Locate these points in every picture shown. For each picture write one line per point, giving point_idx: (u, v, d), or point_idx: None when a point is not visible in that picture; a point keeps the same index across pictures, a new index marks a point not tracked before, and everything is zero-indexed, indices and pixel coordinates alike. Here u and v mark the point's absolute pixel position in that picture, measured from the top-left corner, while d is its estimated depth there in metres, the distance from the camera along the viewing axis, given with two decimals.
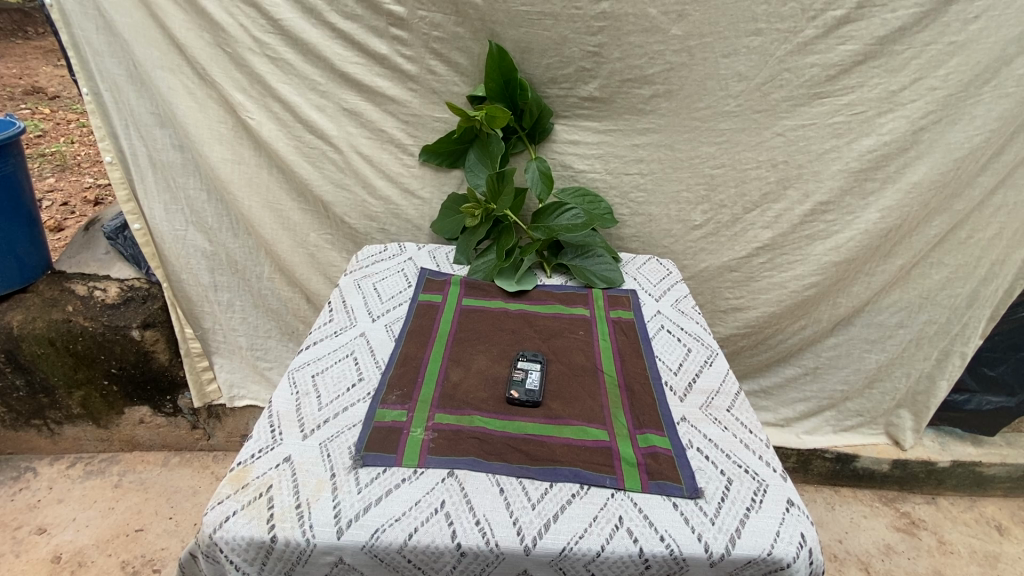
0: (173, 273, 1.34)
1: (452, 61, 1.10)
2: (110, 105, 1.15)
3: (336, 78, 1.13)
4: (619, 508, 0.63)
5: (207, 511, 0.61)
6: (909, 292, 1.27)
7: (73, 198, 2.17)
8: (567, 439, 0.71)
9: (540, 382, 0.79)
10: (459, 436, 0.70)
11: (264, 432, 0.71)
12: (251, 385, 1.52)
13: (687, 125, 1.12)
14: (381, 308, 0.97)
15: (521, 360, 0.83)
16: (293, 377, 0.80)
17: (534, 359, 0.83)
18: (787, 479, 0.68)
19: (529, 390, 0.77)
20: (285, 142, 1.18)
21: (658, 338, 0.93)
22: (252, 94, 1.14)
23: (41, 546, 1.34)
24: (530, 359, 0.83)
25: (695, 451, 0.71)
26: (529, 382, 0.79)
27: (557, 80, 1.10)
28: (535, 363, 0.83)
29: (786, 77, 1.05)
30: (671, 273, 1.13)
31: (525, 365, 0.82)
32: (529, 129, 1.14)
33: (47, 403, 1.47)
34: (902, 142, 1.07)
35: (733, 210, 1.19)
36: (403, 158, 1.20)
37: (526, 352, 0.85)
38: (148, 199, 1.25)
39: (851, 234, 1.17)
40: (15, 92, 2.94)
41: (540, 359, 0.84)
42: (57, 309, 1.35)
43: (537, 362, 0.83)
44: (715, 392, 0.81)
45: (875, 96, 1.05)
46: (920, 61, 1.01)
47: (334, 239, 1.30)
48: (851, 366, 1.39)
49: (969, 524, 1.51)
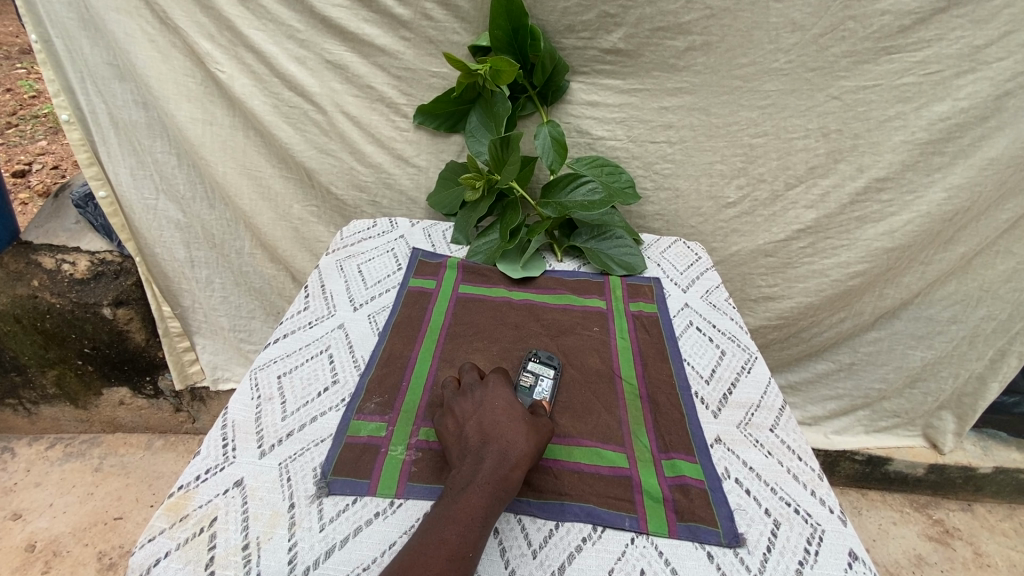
0: (145, 247, 1.21)
1: (450, 4, 0.93)
2: (63, 54, 1.01)
3: (317, 24, 0.97)
4: (640, 558, 0.51)
5: (134, 552, 0.49)
6: (967, 284, 1.12)
7: (63, 162, 2.06)
8: (577, 465, 0.59)
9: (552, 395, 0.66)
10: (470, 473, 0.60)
11: (214, 447, 0.59)
12: (236, 367, 1.42)
13: (725, 85, 0.95)
14: (365, 295, 0.84)
15: (532, 362, 0.70)
16: (255, 378, 0.68)
17: (547, 363, 0.70)
18: (848, 523, 0.55)
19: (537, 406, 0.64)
20: (261, 99, 1.03)
21: (686, 337, 0.79)
22: (221, 42, 0.99)
23: (14, 532, 1.27)
24: (541, 361, 0.70)
25: (733, 484, 0.58)
26: (537, 392, 0.66)
27: (575, 28, 0.93)
28: (549, 373, 0.69)
29: (850, 27, 0.88)
30: (701, 258, 0.98)
31: (534, 368, 0.69)
32: (540, 88, 0.98)
33: (19, 382, 1.38)
34: (983, 110, 0.91)
35: (773, 185, 1.04)
36: (396, 121, 1.05)
37: (539, 353, 0.72)
38: (112, 162, 1.11)
39: (910, 217, 1.02)
40: (12, 51, 2.80)
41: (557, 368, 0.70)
42: (21, 284, 1.23)
43: (550, 365, 0.70)
44: (755, 407, 0.67)
45: (956, 52, 0.87)
46: (1014, 10, 0.83)
47: (320, 212, 1.17)
48: (892, 363, 1.26)
49: (1009, 534, 1.39)
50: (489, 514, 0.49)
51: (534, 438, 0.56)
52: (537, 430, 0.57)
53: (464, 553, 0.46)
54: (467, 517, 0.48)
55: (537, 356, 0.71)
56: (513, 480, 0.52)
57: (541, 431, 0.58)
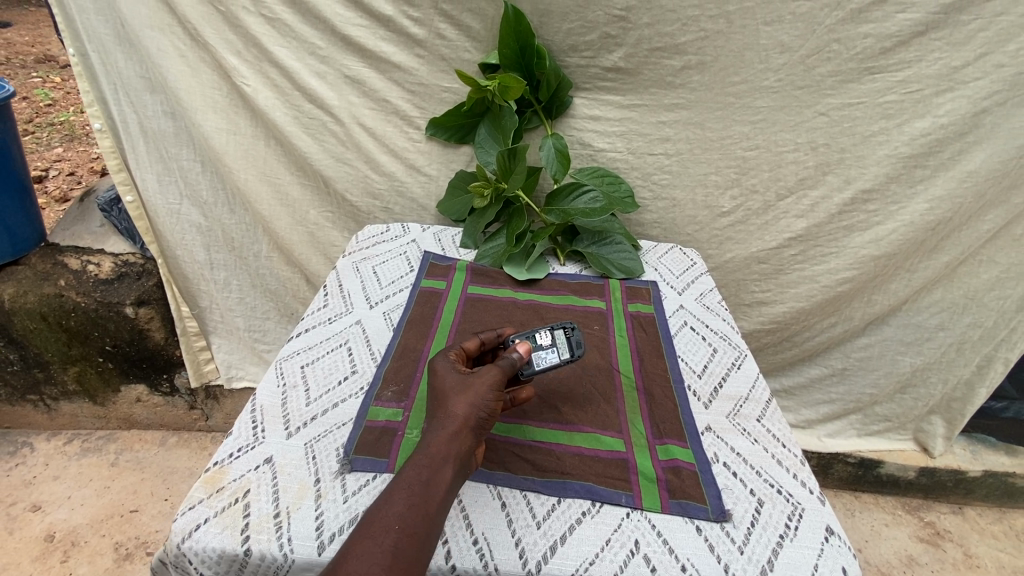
0: (167, 249, 1.27)
1: (463, 24, 1.00)
2: (98, 68, 1.08)
3: (338, 42, 1.04)
4: (635, 530, 0.56)
5: (177, 518, 0.55)
6: (951, 291, 1.17)
7: (79, 168, 2.13)
8: (577, 448, 0.64)
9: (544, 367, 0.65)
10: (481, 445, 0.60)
11: (244, 428, 0.64)
12: (249, 367, 1.47)
13: (719, 101, 1.01)
14: (380, 294, 0.90)
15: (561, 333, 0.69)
16: (281, 368, 0.73)
17: (572, 346, 0.68)
18: (826, 502, 0.60)
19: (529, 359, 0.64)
20: (283, 111, 1.10)
21: (681, 336, 0.84)
22: (247, 57, 1.06)
23: (34, 523, 1.32)
24: (569, 340, 0.68)
25: (721, 467, 0.63)
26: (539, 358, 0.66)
27: (578, 48, 1.00)
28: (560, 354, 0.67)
29: (835, 49, 0.94)
30: (696, 263, 1.04)
31: (558, 338, 0.68)
32: (545, 102, 1.05)
33: (41, 378, 1.43)
34: (961, 126, 0.97)
35: (765, 196, 1.09)
36: (409, 132, 1.11)
37: (575, 333, 0.69)
38: (140, 169, 1.18)
39: (895, 227, 1.07)
40: (27, 60, 2.89)
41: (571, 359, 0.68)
42: (49, 283, 1.30)
43: (572, 349, 0.68)
44: (743, 399, 0.73)
45: (935, 72, 0.94)
46: (987, 34, 0.90)
47: (334, 217, 1.23)
48: (882, 368, 1.30)
49: (998, 537, 1.42)
50: (416, 481, 0.50)
51: (467, 397, 0.56)
52: (469, 390, 0.56)
53: (388, 525, 0.47)
54: (391, 491, 0.49)
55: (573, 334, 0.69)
56: (442, 443, 0.53)
57: (477, 386, 0.57)
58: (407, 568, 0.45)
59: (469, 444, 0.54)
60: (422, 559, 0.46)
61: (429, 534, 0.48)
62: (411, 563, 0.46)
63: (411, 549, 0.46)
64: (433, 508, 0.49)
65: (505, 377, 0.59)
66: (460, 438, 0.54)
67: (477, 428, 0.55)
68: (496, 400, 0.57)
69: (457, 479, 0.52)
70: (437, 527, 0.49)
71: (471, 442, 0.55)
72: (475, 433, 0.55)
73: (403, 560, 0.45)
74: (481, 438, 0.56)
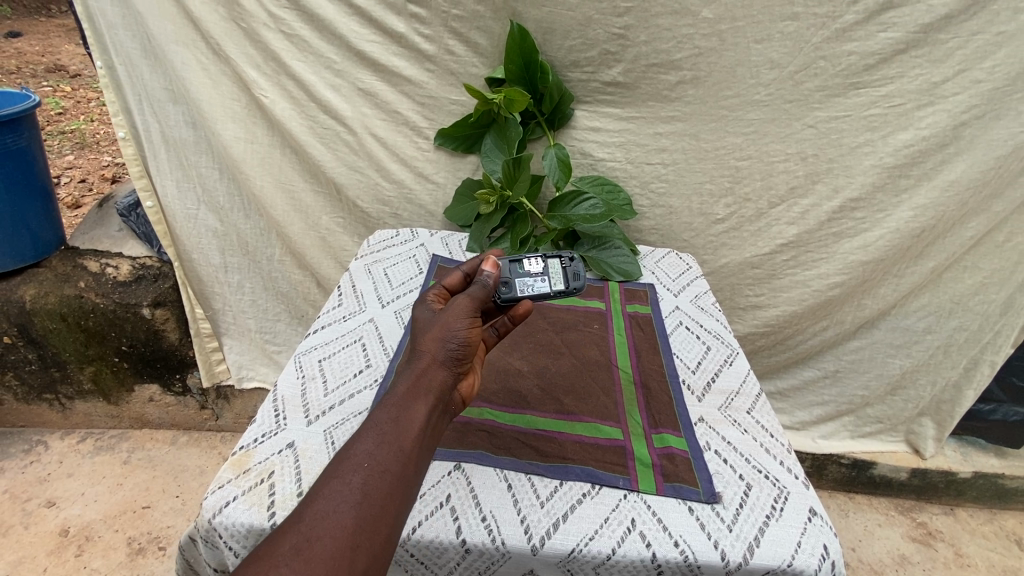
0: (184, 252, 1.32)
1: (471, 41, 1.06)
2: (124, 80, 1.14)
3: (352, 57, 1.10)
4: (632, 509, 0.60)
5: (207, 496, 0.59)
6: (938, 296, 1.22)
7: (90, 176, 2.19)
8: (578, 436, 0.68)
9: (535, 292, 0.68)
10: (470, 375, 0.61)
11: (267, 416, 0.69)
12: (260, 367, 1.52)
13: (713, 114, 1.07)
14: (391, 294, 0.95)
15: (559, 266, 0.73)
16: (299, 361, 0.78)
17: (569, 280, 0.72)
18: (810, 487, 0.64)
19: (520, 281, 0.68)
20: (299, 121, 1.15)
21: (676, 335, 0.89)
22: (266, 70, 1.12)
23: (49, 518, 1.35)
24: (564, 273, 0.72)
25: (713, 454, 0.67)
26: (533, 285, 0.69)
27: (579, 64, 1.06)
28: (557, 285, 0.71)
29: (821, 65, 1.00)
30: (691, 267, 1.09)
31: (554, 272, 0.72)
32: (548, 114, 1.11)
33: (57, 378, 1.48)
34: (942, 138, 1.02)
35: (758, 204, 1.15)
36: (418, 142, 1.17)
37: (573, 267, 0.73)
38: (161, 176, 1.23)
39: (882, 233, 1.12)
40: (38, 70, 2.96)
41: (568, 290, 0.71)
42: (69, 285, 1.35)
43: (567, 282, 0.72)
44: (734, 393, 0.77)
45: (916, 87, 0.99)
46: (965, 52, 0.95)
47: (345, 223, 1.28)
48: (873, 371, 1.35)
49: (989, 537, 1.46)
50: (385, 421, 0.50)
51: (436, 332, 0.56)
52: (437, 324, 0.57)
53: (359, 463, 0.47)
54: (362, 432, 0.50)
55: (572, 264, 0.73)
56: (412, 381, 0.53)
57: (446, 320, 0.57)
58: (379, 503, 0.46)
59: (443, 377, 0.55)
60: (397, 494, 0.47)
61: (403, 469, 0.48)
62: (384, 498, 0.46)
63: (382, 486, 0.47)
64: (405, 444, 0.49)
65: (477, 304, 0.59)
66: (431, 372, 0.54)
67: (449, 360, 0.56)
68: (467, 330, 0.57)
69: (432, 411, 0.53)
70: (414, 462, 0.49)
71: (444, 374, 0.55)
72: (448, 365, 0.55)
73: (373, 496, 0.46)
74: (457, 368, 0.56)
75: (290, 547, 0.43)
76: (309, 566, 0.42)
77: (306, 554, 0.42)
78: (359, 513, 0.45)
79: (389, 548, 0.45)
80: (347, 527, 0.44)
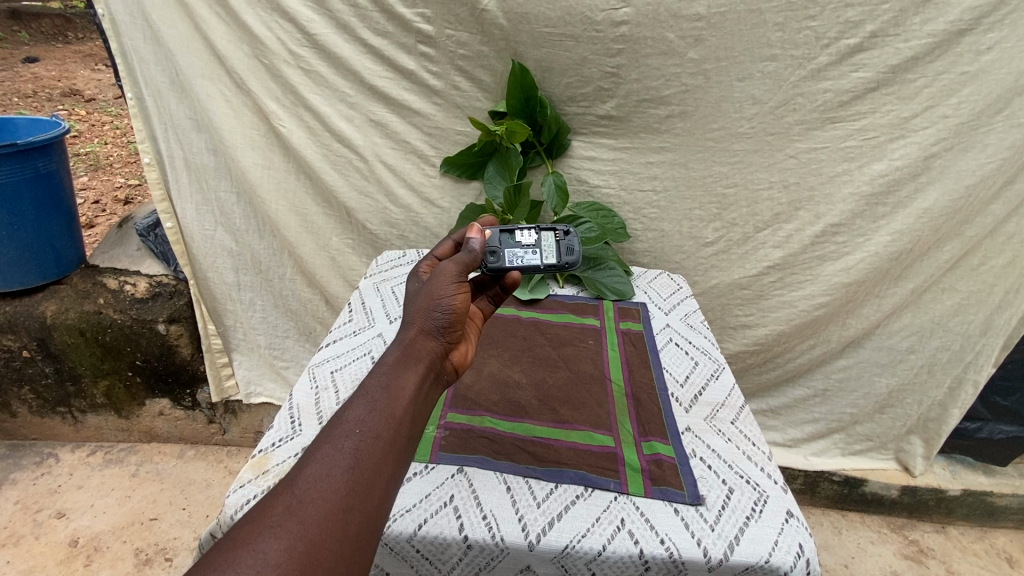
0: (200, 271, 1.39)
1: (475, 77, 1.14)
2: (152, 109, 1.22)
3: (365, 91, 1.18)
4: (621, 510, 0.65)
5: (229, 495, 0.64)
6: (919, 316, 1.28)
7: (103, 197, 2.27)
8: (572, 443, 0.74)
9: (523, 264, 0.78)
10: (462, 347, 0.65)
11: (283, 423, 0.74)
12: (268, 383, 1.57)
13: (701, 144, 1.15)
14: (399, 310, 1.01)
15: (551, 240, 0.82)
16: (313, 372, 0.84)
17: (560, 254, 0.81)
18: (788, 491, 0.68)
19: (512, 253, 0.78)
20: (313, 149, 1.23)
21: (666, 351, 0.95)
22: (285, 103, 1.20)
23: (59, 529, 1.38)
24: (556, 246, 0.81)
25: (698, 461, 0.72)
26: (524, 255, 0.79)
27: (576, 98, 1.14)
28: (549, 259, 0.80)
29: (799, 102, 1.08)
30: (681, 287, 1.15)
31: (547, 246, 0.81)
32: (547, 144, 1.18)
33: (72, 392, 1.53)
34: (914, 168, 1.09)
35: (744, 228, 1.22)
36: (425, 169, 1.25)
37: (566, 243, 0.82)
38: (182, 199, 1.31)
39: (862, 256, 1.19)
40: (54, 94, 3.08)
41: (559, 263, 0.80)
42: (89, 301, 1.41)
43: (557, 254, 0.81)
44: (720, 405, 0.82)
45: (888, 122, 1.07)
46: (932, 90, 1.03)
47: (355, 244, 1.35)
48: (861, 389, 1.39)
49: (979, 554, 1.48)
50: (376, 390, 0.53)
51: (424, 301, 0.61)
52: (425, 294, 0.62)
53: (349, 430, 0.49)
54: (354, 400, 0.52)
55: (565, 240, 0.82)
56: (403, 349, 0.58)
57: (433, 291, 0.62)
58: (373, 468, 0.48)
59: (432, 344, 0.60)
60: (389, 457, 0.49)
61: (394, 434, 0.51)
62: (376, 463, 0.48)
63: (373, 451, 0.49)
64: (395, 411, 0.52)
65: (461, 273, 0.64)
66: (419, 341, 0.59)
67: (436, 329, 0.60)
68: (452, 296, 0.62)
69: (422, 376, 0.57)
70: (405, 429, 0.52)
71: (432, 341, 0.60)
72: (436, 332, 0.60)
73: (365, 461, 0.48)
74: (444, 334, 0.61)
75: (283, 508, 0.44)
76: (303, 526, 0.43)
77: (299, 514, 0.43)
78: (350, 477, 0.47)
79: (382, 513, 0.47)
80: (340, 489, 0.46)
